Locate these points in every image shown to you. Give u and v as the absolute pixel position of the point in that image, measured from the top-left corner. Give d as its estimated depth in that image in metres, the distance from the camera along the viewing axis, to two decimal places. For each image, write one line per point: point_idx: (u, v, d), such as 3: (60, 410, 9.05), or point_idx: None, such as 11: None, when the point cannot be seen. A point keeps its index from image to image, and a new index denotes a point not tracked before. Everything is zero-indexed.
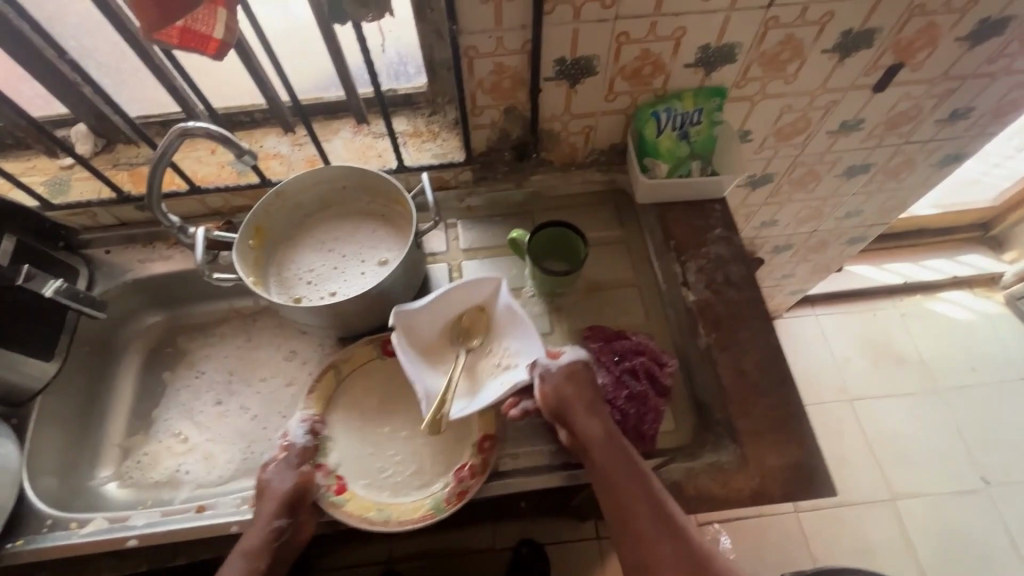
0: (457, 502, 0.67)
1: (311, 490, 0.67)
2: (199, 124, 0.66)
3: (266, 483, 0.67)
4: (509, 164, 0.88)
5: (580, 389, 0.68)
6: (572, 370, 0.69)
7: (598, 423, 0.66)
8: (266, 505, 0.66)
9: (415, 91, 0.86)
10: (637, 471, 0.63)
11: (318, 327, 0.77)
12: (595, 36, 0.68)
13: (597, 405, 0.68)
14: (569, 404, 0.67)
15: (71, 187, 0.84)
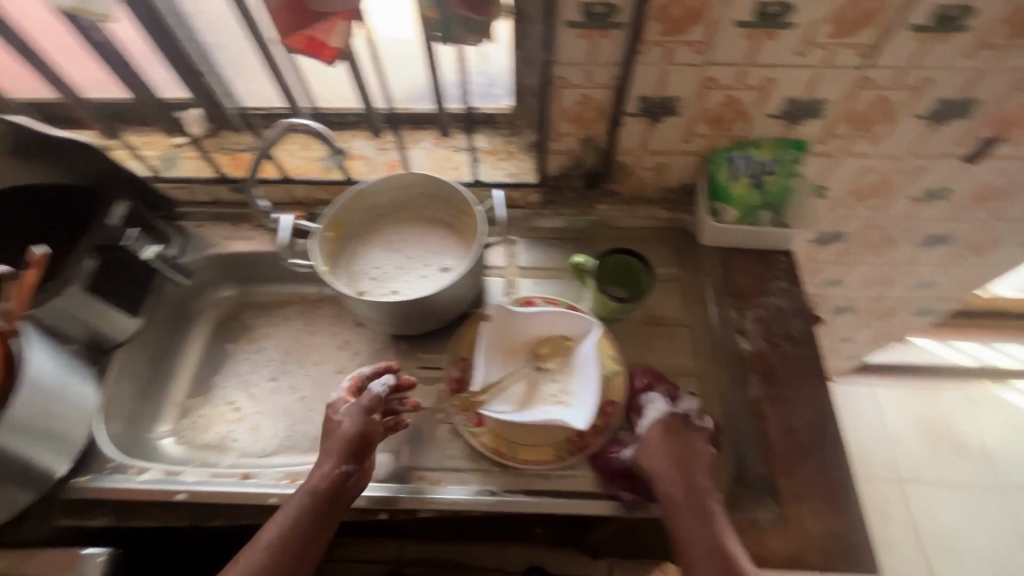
0: (576, 454, 0.72)
1: (378, 436, 0.67)
2: (305, 120, 0.73)
3: (337, 427, 0.67)
4: (578, 191, 0.91)
5: (663, 449, 0.66)
6: (665, 427, 0.67)
7: (681, 486, 0.63)
8: (335, 446, 0.66)
9: (499, 111, 0.89)
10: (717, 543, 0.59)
11: (376, 321, 0.81)
12: (682, 78, 0.70)
13: (686, 465, 0.65)
14: (655, 463, 0.65)
15: (178, 163, 0.93)
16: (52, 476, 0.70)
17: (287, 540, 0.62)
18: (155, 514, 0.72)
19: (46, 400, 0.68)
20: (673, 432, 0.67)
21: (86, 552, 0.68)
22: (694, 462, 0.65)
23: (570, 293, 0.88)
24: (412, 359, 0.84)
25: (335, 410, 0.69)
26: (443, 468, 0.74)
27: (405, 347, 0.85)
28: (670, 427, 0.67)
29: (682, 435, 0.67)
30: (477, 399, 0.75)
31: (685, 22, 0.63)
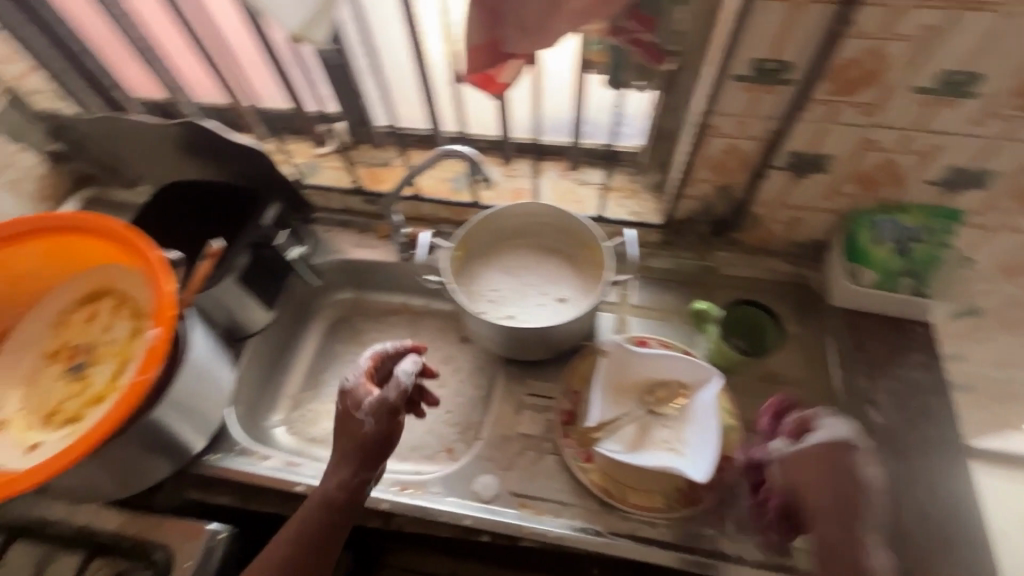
0: (686, 505, 0.70)
1: (398, 437, 0.66)
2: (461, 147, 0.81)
3: (358, 424, 0.65)
4: (701, 235, 0.90)
5: (823, 472, 0.57)
6: (826, 451, 0.58)
7: (834, 517, 0.55)
8: (354, 447, 0.65)
9: (628, 150, 0.90)
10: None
11: (493, 343, 0.83)
12: (841, 137, 0.69)
13: (842, 499, 0.55)
14: (792, 482, 0.59)
15: (321, 171, 1.00)
16: (189, 451, 0.75)
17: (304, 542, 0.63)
18: (275, 501, 0.76)
19: (200, 381, 0.74)
20: (828, 457, 0.58)
21: (209, 527, 0.72)
22: (855, 496, 0.55)
23: (682, 338, 0.87)
24: (522, 384, 0.84)
25: (358, 402, 0.67)
26: (548, 498, 0.73)
27: (516, 371, 0.86)
28: (827, 453, 0.58)
29: (843, 466, 0.56)
30: (593, 435, 0.76)
31: (859, 83, 0.63)
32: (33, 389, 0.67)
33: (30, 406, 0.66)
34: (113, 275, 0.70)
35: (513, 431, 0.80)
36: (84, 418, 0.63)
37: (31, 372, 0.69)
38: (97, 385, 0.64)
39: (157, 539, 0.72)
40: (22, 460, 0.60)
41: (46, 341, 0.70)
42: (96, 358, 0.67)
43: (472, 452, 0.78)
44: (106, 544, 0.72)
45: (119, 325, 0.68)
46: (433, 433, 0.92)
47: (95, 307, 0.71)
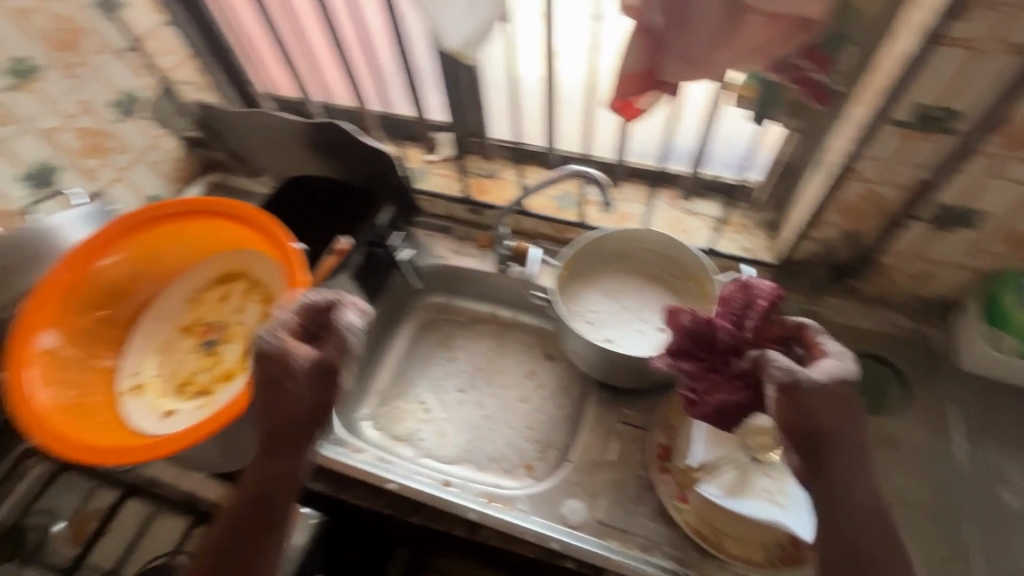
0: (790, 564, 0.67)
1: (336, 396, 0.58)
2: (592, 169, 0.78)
3: (286, 383, 0.56)
4: (815, 279, 0.86)
5: (836, 412, 0.49)
6: (840, 392, 0.49)
7: (841, 446, 0.49)
8: (290, 419, 0.56)
9: (742, 184, 0.88)
10: (854, 532, 0.48)
11: (589, 364, 0.82)
12: (1001, 194, 0.64)
13: (851, 437, 0.49)
14: (803, 422, 0.49)
15: (429, 178, 1.03)
16: None
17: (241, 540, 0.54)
18: (364, 496, 0.77)
19: None
20: (845, 396, 0.49)
21: (302, 511, 0.75)
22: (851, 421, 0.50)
23: None
24: (616, 412, 0.82)
25: (286, 363, 0.56)
26: (637, 534, 0.72)
27: (608, 397, 0.84)
28: (843, 389, 0.49)
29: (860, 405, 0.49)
30: (690, 476, 0.72)
31: None
32: (169, 358, 0.74)
33: (165, 374, 0.73)
34: (247, 261, 0.76)
35: (603, 458, 0.78)
36: (214, 392, 0.69)
37: (166, 341, 0.75)
38: (227, 362, 0.71)
39: None
40: (161, 424, 0.67)
41: (181, 313, 0.77)
42: (229, 336, 0.73)
43: (561, 475, 0.77)
44: (207, 514, 0.77)
45: (250, 309, 0.74)
46: (513, 447, 0.91)
47: (227, 287, 0.77)
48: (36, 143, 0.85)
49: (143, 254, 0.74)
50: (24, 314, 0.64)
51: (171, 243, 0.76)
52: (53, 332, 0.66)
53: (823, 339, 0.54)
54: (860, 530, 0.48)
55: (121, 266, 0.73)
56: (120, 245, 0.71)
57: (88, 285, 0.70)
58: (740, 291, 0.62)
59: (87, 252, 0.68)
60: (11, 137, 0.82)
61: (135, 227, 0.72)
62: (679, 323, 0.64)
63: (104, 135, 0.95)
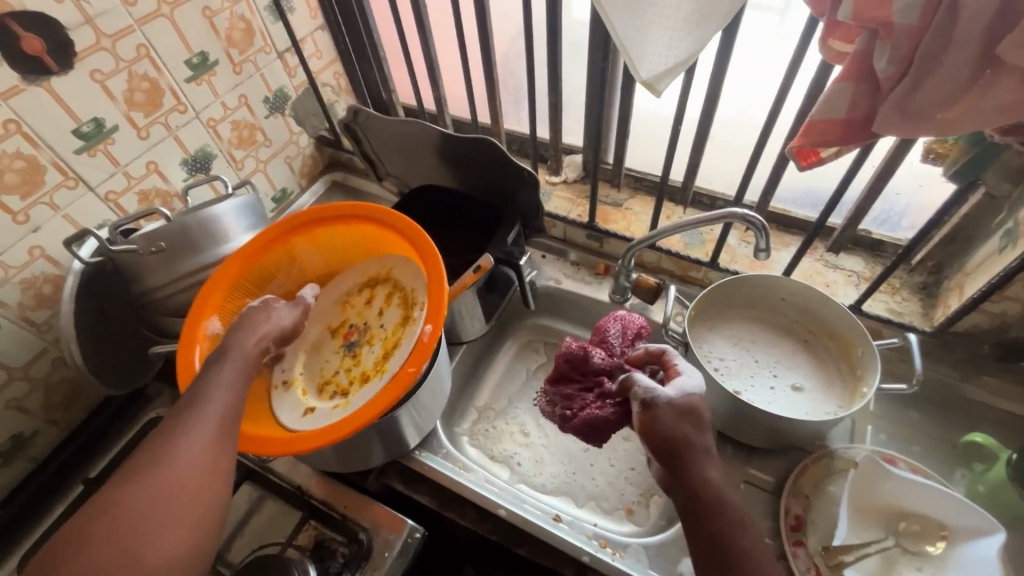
0: None
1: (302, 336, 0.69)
2: (750, 213, 0.72)
3: (271, 310, 0.67)
4: (975, 355, 0.78)
5: (683, 424, 0.56)
6: (680, 408, 0.57)
7: (692, 445, 0.55)
8: (265, 326, 0.64)
9: (893, 242, 0.83)
10: (717, 528, 0.51)
11: (714, 415, 0.77)
12: None
13: (698, 444, 0.55)
14: (657, 431, 0.56)
15: (552, 198, 1.03)
16: (404, 445, 0.79)
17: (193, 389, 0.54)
18: (470, 517, 0.76)
19: (432, 384, 0.76)
20: (692, 407, 0.57)
21: (409, 523, 0.74)
22: (701, 429, 0.56)
23: (934, 467, 0.75)
24: (739, 470, 0.77)
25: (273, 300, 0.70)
26: None
27: (731, 451, 0.79)
28: (695, 405, 0.57)
29: (705, 416, 0.56)
30: (831, 556, 0.67)
31: None
32: (315, 356, 0.76)
33: (310, 372, 0.75)
34: (393, 266, 0.77)
35: None
36: (351, 394, 0.69)
37: (315, 339, 0.78)
38: (366, 366, 0.71)
39: (361, 518, 0.76)
40: (301, 421, 0.68)
41: (329, 314, 0.80)
42: (370, 339, 0.74)
43: (677, 529, 0.73)
44: (316, 509, 0.77)
45: (390, 313, 0.74)
46: (614, 487, 0.87)
47: (373, 290, 0.78)
48: (201, 131, 0.91)
49: (297, 252, 0.79)
50: (197, 300, 0.70)
51: (324, 244, 0.80)
52: (217, 319, 0.71)
53: (677, 360, 0.65)
54: (727, 528, 0.51)
55: (274, 263, 0.78)
56: (281, 241, 0.77)
57: (250, 277, 0.76)
58: (615, 322, 0.78)
59: (253, 248, 0.74)
60: (183, 124, 0.87)
61: (293, 226, 0.77)
62: (565, 352, 0.78)
63: (255, 128, 1.00)
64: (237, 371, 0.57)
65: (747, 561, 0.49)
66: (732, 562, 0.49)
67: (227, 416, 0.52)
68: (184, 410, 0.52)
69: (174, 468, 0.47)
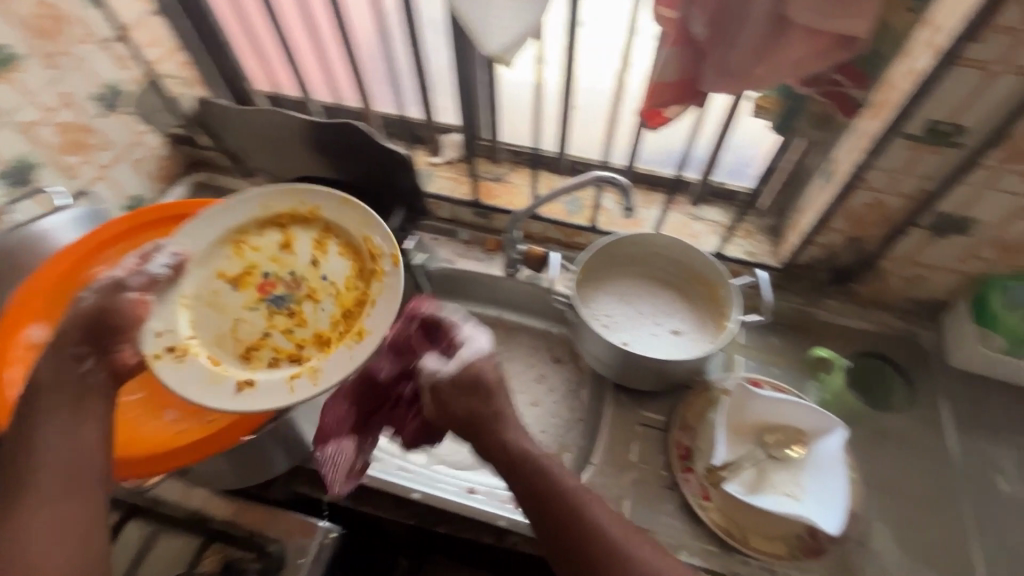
0: (806, 554, 0.70)
1: (121, 314, 0.54)
2: (614, 175, 0.77)
3: (78, 305, 0.53)
4: (815, 283, 0.90)
5: (470, 399, 0.55)
6: (461, 377, 0.55)
7: (485, 414, 0.55)
8: (63, 331, 0.52)
9: (740, 190, 0.92)
10: (534, 478, 0.53)
11: (607, 368, 0.83)
12: (995, 204, 0.69)
13: (490, 415, 0.55)
14: (448, 412, 0.55)
15: (434, 180, 1.02)
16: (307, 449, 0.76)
17: (19, 444, 0.48)
18: (387, 506, 0.76)
19: None
20: (473, 376, 0.56)
21: (322, 525, 0.72)
22: (489, 395, 0.56)
23: (793, 381, 0.87)
24: (634, 414, 0.84)
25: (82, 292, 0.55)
26: (665, 534, 0.73)
27: (626, 399, 0.85)
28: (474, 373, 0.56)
29: (490, 382, 0.56)
30: (718, 475, 0.75)
31: None
32: (214, 316, 0.63)
33: (212, 336, 0.61)
34: (317, 206, 0.69)
35: (626, 459, 0.80)
36: (308, 361, 0.61)
37: (202, 289, 0.63)
38: (315, 324, 0.63)
39: (270, 531, 0.72)
40: (237, 401, 0.57)
41: (221, 258, 0.66)
42: (310, 293, 0.65)
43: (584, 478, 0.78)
44: (218, 533, 0.73)
45: (332, 262, 0.67)
46: None
47: (290, 235, 0.68)
48: (14, 138, 0.79)
49: None
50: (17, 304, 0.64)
51: None
52: (43, 325, 0.64)
53: (460, 325, 0.62)
54: (539, 477, 0.53)
55: None
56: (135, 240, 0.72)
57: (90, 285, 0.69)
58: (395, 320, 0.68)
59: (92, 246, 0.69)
60: None
61: (151, 222, 0.73)
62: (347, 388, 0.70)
63: (88, 130, 0.89)
64: (59, 405, 0.50)
65: (566, 500, 0.52)
66: (551, 504, 0.52)
67: (74, 472, 0.48)
68: (28, 445, 0.48)
69: (16, 542, 0.44)
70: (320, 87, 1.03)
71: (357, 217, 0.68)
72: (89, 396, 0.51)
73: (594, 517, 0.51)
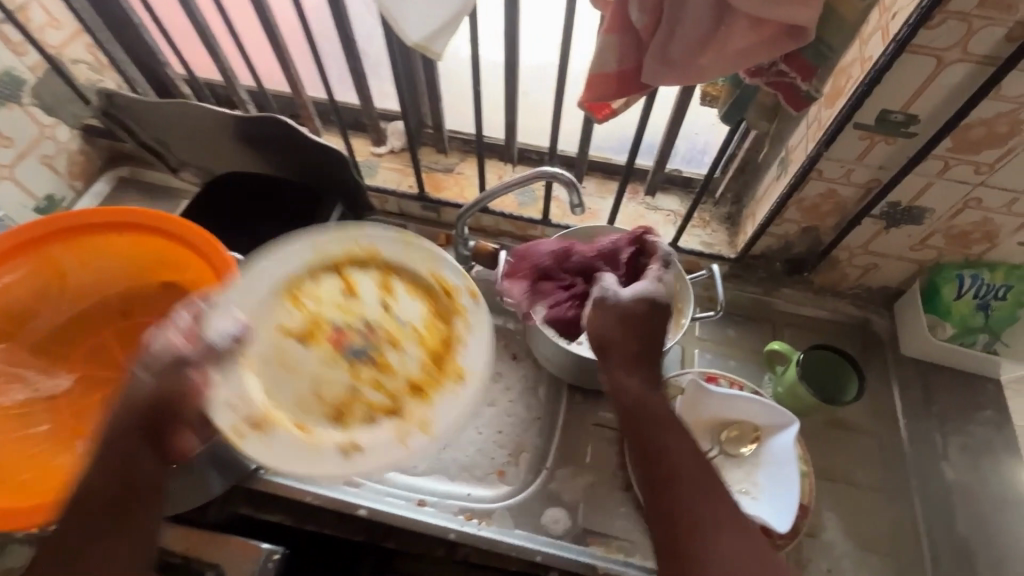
0: None
1: (180, 401, 0.49)
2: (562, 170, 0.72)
3: (132, 394, 0.48)
4: (772, 273, 0.88)
5: (626, 332, 0.60)
6: (624, 313, 0.60)
7: (628, 357, 0.60)
8: (123, 425, 0.48)
9: (696, 178, 0.90)
10: (660, 456, 0.56)
11: (560, 370, 0.80)
12: (946, 193, 0.67)
13: (637, 356, 0.60)
14: (598, 331, 0.61)
15: (378, 172, 0.95)
16: (244, 466, 0.70)
17: (76, 542, 0.48)
18: (332, 523, 0.73)
19: None
20: (641, 317, 0.60)
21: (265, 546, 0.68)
22: (643, 337, 0.60)
23: (749, 374, 0.86)
24: (588, 415, 0.82)
25: (184, 404, 0.49)
26: (619, 537, 0.72)
27: (581, 399, 0.83)
28: (648, 308, 0.61)
29: (651, 327, 0.60)
30: None
31: (982, 143, 0.61)
32: (291, 379, 0.62)
33: (295, 402, 0.61)
34: (375, 248, 0.68)
35: (581, 462, 0.78)
36: (407, 412, 0.63)
37: (272, 350, 0.62)
38: (402, 370, 0.65)
39: (205, 557, 0.67)
40: (344, 464, 0.59)
41: (282, 312, 0.64)
42: (391, 340, 0.66)
43: (538, 484, 0.77)
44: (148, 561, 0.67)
45: (405, 304, 0.68)
46: (483, 453, 0.80)
47: (351, 279, 0.68)
48: None
49: (47, 267, 0.64)
50: None
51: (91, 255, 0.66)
52: None
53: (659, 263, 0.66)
54: (668, 446, 0.56)
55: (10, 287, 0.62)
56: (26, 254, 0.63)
57: None
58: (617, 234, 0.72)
59: None
60: None
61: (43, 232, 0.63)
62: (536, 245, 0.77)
63: None
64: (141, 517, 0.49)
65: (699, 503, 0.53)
66: (673, 480, 0.55)
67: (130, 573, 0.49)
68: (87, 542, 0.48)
69: None
70: (244, 71, 0.94)
71: (425, 256, 0.69)
72: (141, 503, 0.49)
73: (731, 543, 0.51)
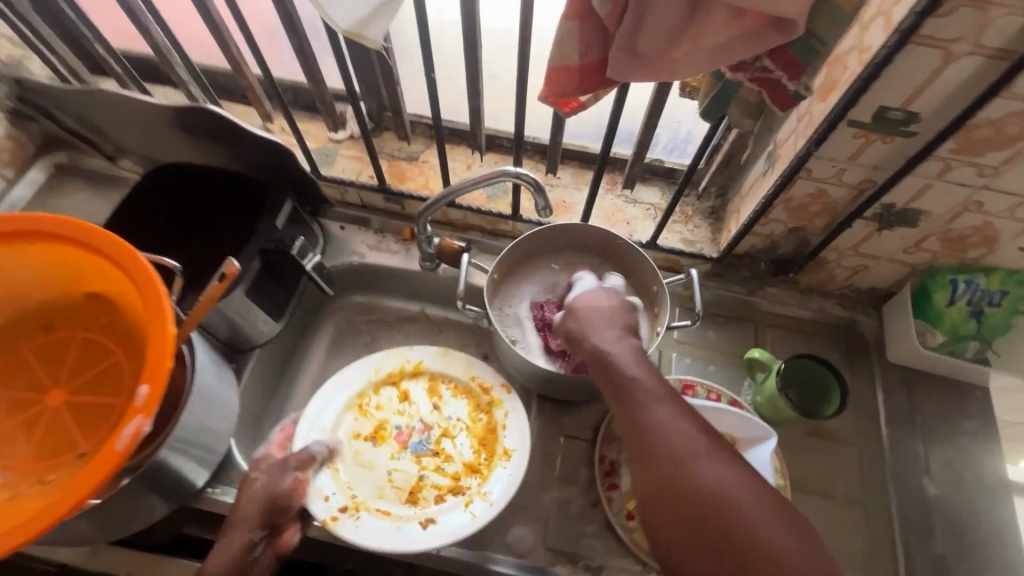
0: None
1: (292, 494, 0.63)
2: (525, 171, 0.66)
3: (252, 489, 0.62)
4: (756, 273, 0.83)
5: (587, 313, 0.63)
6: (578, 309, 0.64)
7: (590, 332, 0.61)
8: (241, 514, 0.61)
9: (681, 168, 0.83)
10: (630, 398, 0.53)
11: (528, 381, 0.75)
12: (944, 196, 0.62)
13: (594, 325, 0.61)
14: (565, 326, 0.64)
15: (336, 160, 0.89)
16: (192, 487, 0.68)
17: None
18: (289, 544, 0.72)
19: (205, 409, 0.65)
20: (589, 308, 0.64)
21: None
22: (600, 317, 0.62)
23: (728, 380, 0.81)
24: (557, 425, 0.78)
25: (287, 500, 0.63)
26: (587, 557, 0.68)
27: (551, 408, 0.79)
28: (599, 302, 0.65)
29: (604, 306, 0.64)
30: None
31: (988, 144, 0.55)
32: (365, 475, 0.70)
33: (372, 492, 0.69)
34: (419, 359, 0.78)
35: (548, 475, 0.74)
36: (469, 489, 0.69)
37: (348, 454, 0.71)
38: (461, 458, 0.72)
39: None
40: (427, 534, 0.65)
41: (350, 422, 0.73)
42: (445, 432, 0.74)
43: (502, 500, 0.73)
44: None
45: (451, 404, 0.76)
46: None
47: (403, 388, 0.77)
48: None
49: None
50: None
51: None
52: None
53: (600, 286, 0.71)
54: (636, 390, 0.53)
55: None
56: None
57: None
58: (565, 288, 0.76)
59: None
60: None
61: None
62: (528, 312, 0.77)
63: None
64: None
65: (677, 439, 0.49)
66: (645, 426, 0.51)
67: None
68: None
69: None
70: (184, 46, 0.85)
71: (460, 361, 0.78)
72: None
73: (718, 479, 0.46)
